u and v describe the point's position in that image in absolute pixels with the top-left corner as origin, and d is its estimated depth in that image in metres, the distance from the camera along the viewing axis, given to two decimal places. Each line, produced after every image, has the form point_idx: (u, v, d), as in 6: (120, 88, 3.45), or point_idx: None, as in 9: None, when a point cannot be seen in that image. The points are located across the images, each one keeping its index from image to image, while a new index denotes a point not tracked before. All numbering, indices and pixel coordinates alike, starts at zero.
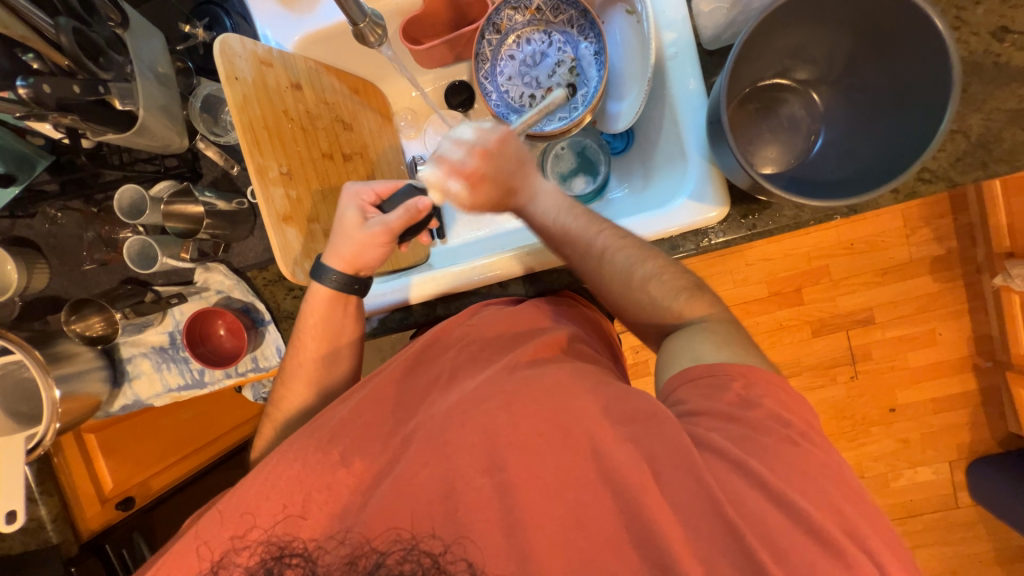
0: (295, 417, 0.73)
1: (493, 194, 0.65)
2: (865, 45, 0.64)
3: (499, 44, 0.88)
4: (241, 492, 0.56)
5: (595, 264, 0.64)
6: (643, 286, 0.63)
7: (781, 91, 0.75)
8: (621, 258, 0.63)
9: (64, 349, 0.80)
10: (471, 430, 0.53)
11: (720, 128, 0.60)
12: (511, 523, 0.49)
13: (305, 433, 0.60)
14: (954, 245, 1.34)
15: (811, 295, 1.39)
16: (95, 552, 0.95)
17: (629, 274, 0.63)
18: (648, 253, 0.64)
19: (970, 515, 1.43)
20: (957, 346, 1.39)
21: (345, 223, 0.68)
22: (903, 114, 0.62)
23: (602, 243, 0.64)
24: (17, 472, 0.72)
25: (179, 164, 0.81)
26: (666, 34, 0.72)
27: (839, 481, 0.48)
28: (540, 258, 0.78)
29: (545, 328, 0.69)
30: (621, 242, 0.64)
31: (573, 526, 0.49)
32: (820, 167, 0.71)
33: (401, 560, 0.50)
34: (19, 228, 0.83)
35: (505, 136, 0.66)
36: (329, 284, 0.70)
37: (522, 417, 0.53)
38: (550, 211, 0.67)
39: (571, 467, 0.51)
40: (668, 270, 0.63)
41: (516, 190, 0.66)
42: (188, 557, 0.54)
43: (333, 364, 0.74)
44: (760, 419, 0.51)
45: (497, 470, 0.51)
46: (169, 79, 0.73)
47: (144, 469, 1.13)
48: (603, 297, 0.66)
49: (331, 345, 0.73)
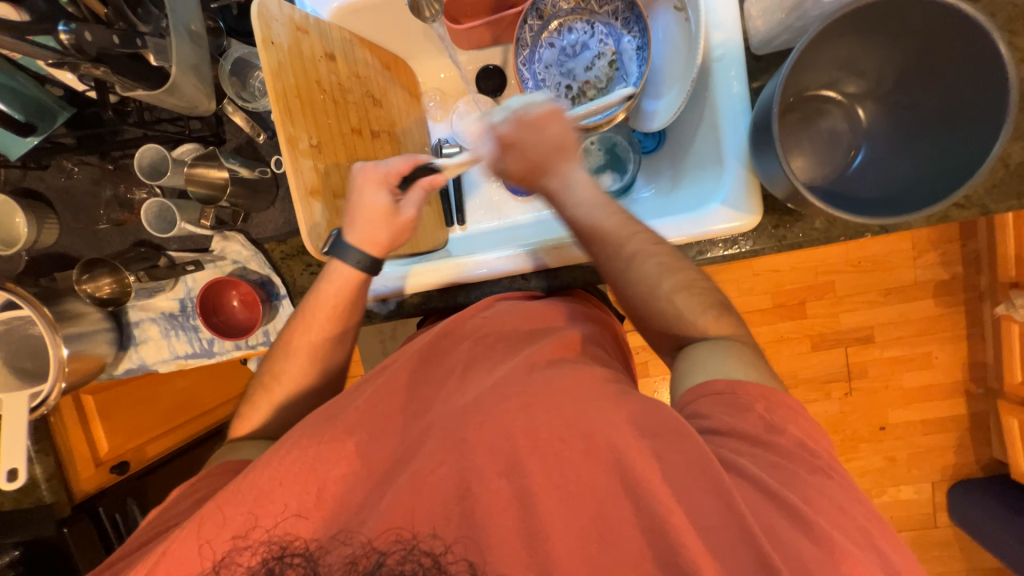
0: (294, 402, 0.72)
1: (522, 165, 0.64)
2: (922, 62, 0.62)
3: (540, 30, 0.86)
4: (245, 481, 0.55)
5: (623, 267, 0.63)
6: (669, 296, 0.62)
7: (826, 103, 0.74)
8: (649, 266, 0.62)
9: (72, 307, 0.77)
10: (490, 429, 0.53)
11: (769, 135, 0.60)
12: (524, 526, 0.50)
13: (317, 422, 0.59)
14: (960, 270, 1.35)
15: (815, 310, 1.39)
16: (87, 513, 0.95)
17: (655, 283, 0.62)
18: (679, 264, 0.63)
19: (945, 535, 1.46)
20: (952, 371, 1.41)
21: (363, 200, 0.68)
22: (951, 137, 0.61)
23: (634, 248, 0.63)
24: (20, 429, 0.71)
25: (202, 127, 0.79)
26: (715, 35, 0.70)
27: (859, 511, 0.48)
28: (541, 260, 0.77)
29: (557, 327, 0.68)
30: (654, 250, 0.63)
31: (587, 532, 0.49)
32: (857, 183, 0.71)
33: (402, 560, 0.49)
34: (30, 179, 0.81)
35: (556, 108, 0.64)
36: (348, 264, 0.69)
37: (543, 421, 0.53)
38: (582, 205, 0.65)
39: (584, 478, 0.51)
40: (709, 278, 0.62)
41: (549, 171, 0.65)
42: (187, 541, 0.53)
43: (341, 346, 0.73)
44: (783, 442, 0.51)
45: (514, 474, 0.51)
46: (201, 39, 0.69)
47: (139, 435, 1.11)
48: (617, 295, 0.66)
49: (341, 331, 0.72)
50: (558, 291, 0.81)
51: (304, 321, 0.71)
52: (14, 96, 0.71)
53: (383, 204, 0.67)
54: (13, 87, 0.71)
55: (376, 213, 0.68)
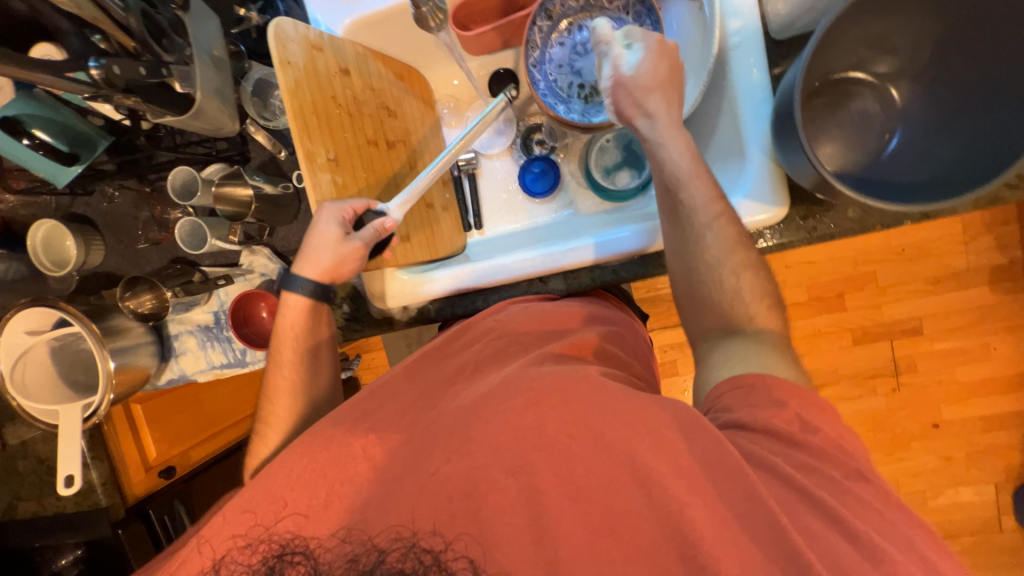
0: (311, 402, 0.74)
1: (655, 77, 0.62)
2: (960, 34, 0.58)
3: (550, 30, 0.84)
4: (257, 484, 0.56)
5: (694, 228, 0.60)
6: (730, 273, 0.59)
7: (855, 85, 0.70)
8: (724, 234, 0.59)
9: (119, 323, 0.82)
10: (496, 427, 0.52)
11: (791, 124, 0.57)
12: (525, 523, 0.49)
13: (326, 423, 0.60)
14: (1018, 254, 1.25)
15: (855, 302, 1.32)
16: (138, 516, 1.01)
17: (722, 254, 0.59)
18: (747, 244, 0.60)
19: (1011, 542, 1.35)
20: (1011, 363, 1.30)
21: (316, 234, 0.68)
22: (998, 113, 0.57)
23: (715, 211, 0.60)
24: (76, 439, 0.76)
25: (228, 147, 0.82)
26: (730, 22, 0.68)
27: (872, 504, 0.47)
28: (598, 251, 0.75)
29: (571, 330, 0.68)
30: (733, 221, 0.60)
31: (590, 526, 0.48)
32: (893, 168, 0.67)
33: (402, 558, 0.49)
34: (79, 205, 0.87)
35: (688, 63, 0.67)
36: (301, 292, 0.72)
37: (545, 415, 0.52)
38: (681, 147, 0.61)
39: (595, 475, 0.49)
40: (747, 270, 0.59)
41: (672, 99, 0.62)
42: (199, 538, 0.55)
43: (320, 353, 0.75)
44: (795, 433, 0.50)
45: (526, 472, 0.50)
46: (224, 63, 0.73)
47: (183, 441, 1.17)
48: (681, 275, 0.62)
49: (314, 345, 0.74)
50: (578, 292, 0.80)
51: (282, 360, 0.73)
52: (56, 128, 0.74)
53: (330, 236, 0.67)
54: (58, 120, 0.74)
55: (324, 240, 0.68)
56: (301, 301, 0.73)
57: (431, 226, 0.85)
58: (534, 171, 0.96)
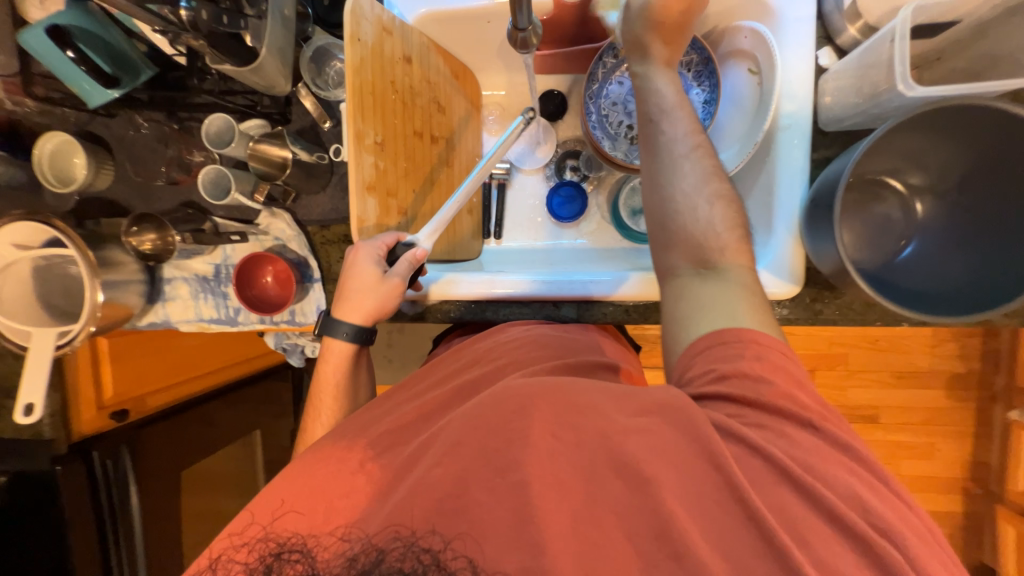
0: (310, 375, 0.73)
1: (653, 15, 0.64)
2: (987, 166, 0.63)
3: (613, 67, 0.88)
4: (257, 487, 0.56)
5: (669, 159, 0.58)
6: (707, 204, 0.56)
7: (885, 188, 0.74)
8: (699, 165, 0.57)
9: (114, 256, 0.79)
10: (499, 432, 0.51)
11: (828, 213, 0.60)
12: (525, 545, 0.47)
13: (324, 442, 0.61)
14: (976, 367, 1.33)
15: (824, 380, 1.37)
16: (82, 454, 0.96)
17: (697, 184, 0.57)
18: (724, 177, 0.58)
19: None
20: (953, 466, 1.39)
21: (357, 278, 0.68)
22: (1009, 248, 0.62)
23: (690, 144, 0.58)
24: (42, 363, 0.72)
25: (271, 104, 0.80)
26: (785, 104, 0.71)
27: None
28: (585, 290, 0.78)
29: (575, 354, 0.69)
30: (709, 152, 0.58)
31: (590, 559, 0.47)
32: (904, 273, 0.71)
33: (401, 557, 0.48)
34: (96, 125, 0.83)
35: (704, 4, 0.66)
36: (342, 337, 0.72)
37: (559, 440, 0.50)
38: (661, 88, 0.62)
39: (597, 502, 0.49)
40: (725, 201, 0.57)
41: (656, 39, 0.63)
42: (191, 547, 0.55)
43: (356, 362, 0.74)
44: None
45: (513, 470, 0.50)
46: (291, 23, 0.72)
47: (146, 384, 1.10)
48: (654, 209, 0.59)
49: (354, 361, 0.74)
50: (584, 322, 0.81)
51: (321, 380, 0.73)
52: (103, 48, 0.72)
53: (368, 279, 0.68)
54: (106, 39, 0.71)
55: (365, 283, 0.68)
56: (342, 346, 0.72)
57: (454, 228, 0.86)
58: (562, 195, 0.98)
